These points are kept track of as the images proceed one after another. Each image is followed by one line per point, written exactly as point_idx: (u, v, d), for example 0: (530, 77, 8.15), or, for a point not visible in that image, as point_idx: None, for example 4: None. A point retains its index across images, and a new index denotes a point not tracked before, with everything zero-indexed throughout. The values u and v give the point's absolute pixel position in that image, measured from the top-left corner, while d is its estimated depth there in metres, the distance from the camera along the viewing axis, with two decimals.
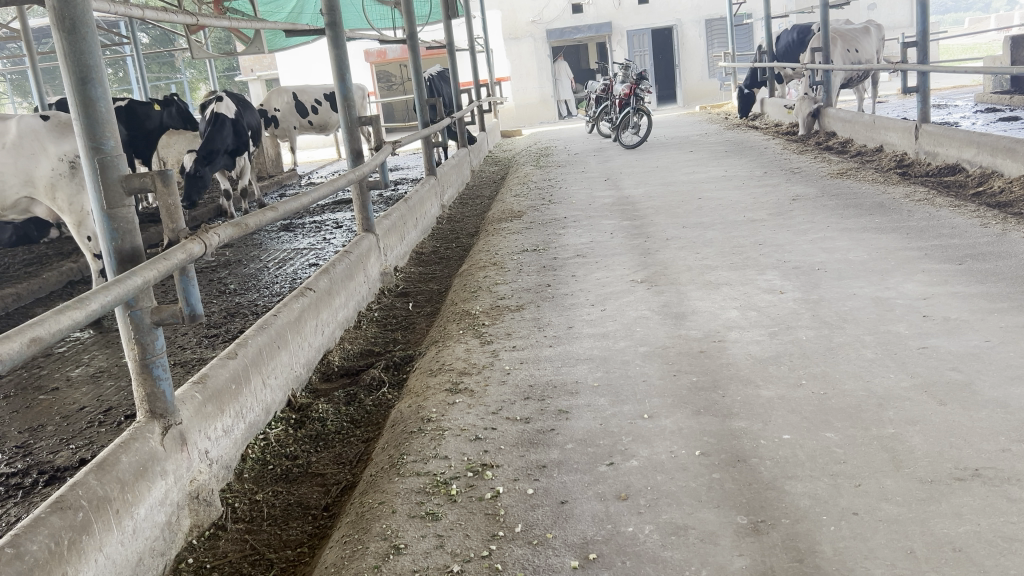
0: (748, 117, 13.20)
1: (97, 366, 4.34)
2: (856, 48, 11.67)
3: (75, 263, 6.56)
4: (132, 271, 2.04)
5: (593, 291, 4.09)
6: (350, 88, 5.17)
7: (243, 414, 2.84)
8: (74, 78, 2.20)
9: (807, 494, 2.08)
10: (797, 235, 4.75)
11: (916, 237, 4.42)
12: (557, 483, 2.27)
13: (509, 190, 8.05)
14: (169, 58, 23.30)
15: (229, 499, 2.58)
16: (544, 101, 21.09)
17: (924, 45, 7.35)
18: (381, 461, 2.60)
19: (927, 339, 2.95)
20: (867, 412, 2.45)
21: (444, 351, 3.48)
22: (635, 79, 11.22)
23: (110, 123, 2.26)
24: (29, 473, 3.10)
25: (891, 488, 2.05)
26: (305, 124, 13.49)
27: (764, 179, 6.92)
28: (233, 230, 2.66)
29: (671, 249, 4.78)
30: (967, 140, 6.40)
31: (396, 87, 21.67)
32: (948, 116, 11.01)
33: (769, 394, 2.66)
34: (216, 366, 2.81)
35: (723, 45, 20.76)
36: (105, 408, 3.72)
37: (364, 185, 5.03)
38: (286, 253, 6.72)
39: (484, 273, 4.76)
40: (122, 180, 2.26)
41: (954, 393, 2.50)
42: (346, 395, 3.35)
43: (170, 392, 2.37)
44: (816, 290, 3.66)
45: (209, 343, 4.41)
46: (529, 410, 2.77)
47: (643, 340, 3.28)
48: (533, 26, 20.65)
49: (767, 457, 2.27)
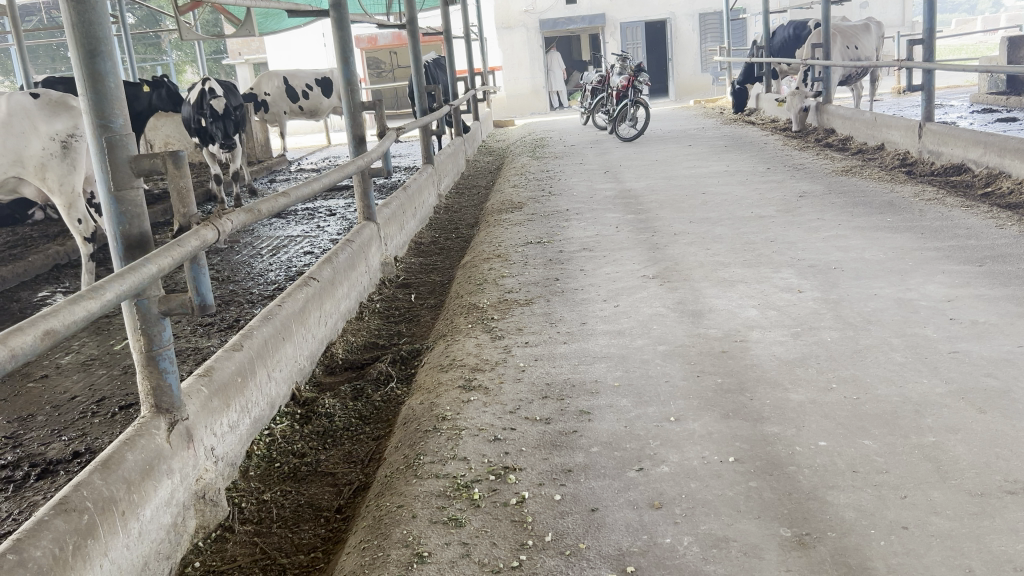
0: (743, 112, 13.11)
1: (88, 354, 4.19)
2: (856, 45, 11.67)
3: (62, 247, 6.38)
4: (145, 258, 1.91)
5: (604, 286, 3.98)
6: (353, 72, 5.01)
7: (249, 409, 2.72)
8: (82, 50, 2.06)
9: (852, 505, 1.98)
10: (808, 233, 4.66)
11: (931, 237, 4.34)
12: (585, 489, 2.17)
13: (506, 181, 7.91)
14: (156, 40, 23.02)
15: (236, 498, 2.46)
16: (536, 92, 20.92)
17: (930, 44, 7.26)
18: (395, 461, 2.48)
19: (958, 343, 2.87)
20: (905, 419, 2.36)
21: (455, 346, 3.36)
22: (633, 71, 11.03)
23: (119, 99, 2.12)
24: (19, 466, 2.96)
25: (940, 500, 1.96)
26: (296, 109, 13.30)
27: (767, 175, 6.83)
28: (246, 217, 2.53)
29: (680, 245, 4.68)
30: (972, 139, 6.33)
31: (385, 74, 21.46)
32: (944, 117, 10.95)
33: (799, 398, 2.56)
34: (221, 358, 2.68)
35: (717, 39, 20.65)
36: (98, 399, 3.58)
37: (367, 172, 4.87)
38: (280, 241, 6.56)
39: (489, 264, 4.65)
40: (131, 160, 2.13)
41: (994, 401, 2.42)
42: (352, 390, 3.22)
43: (177, 385, 2.25)
44: (835, 289, 3.58)
45: (205, 332, 4.27)
46: (549, 409, 2.66)
47: (661, 339, 3.18)
48: (526, 16, 20.54)
49: (805, 465, 2.17)
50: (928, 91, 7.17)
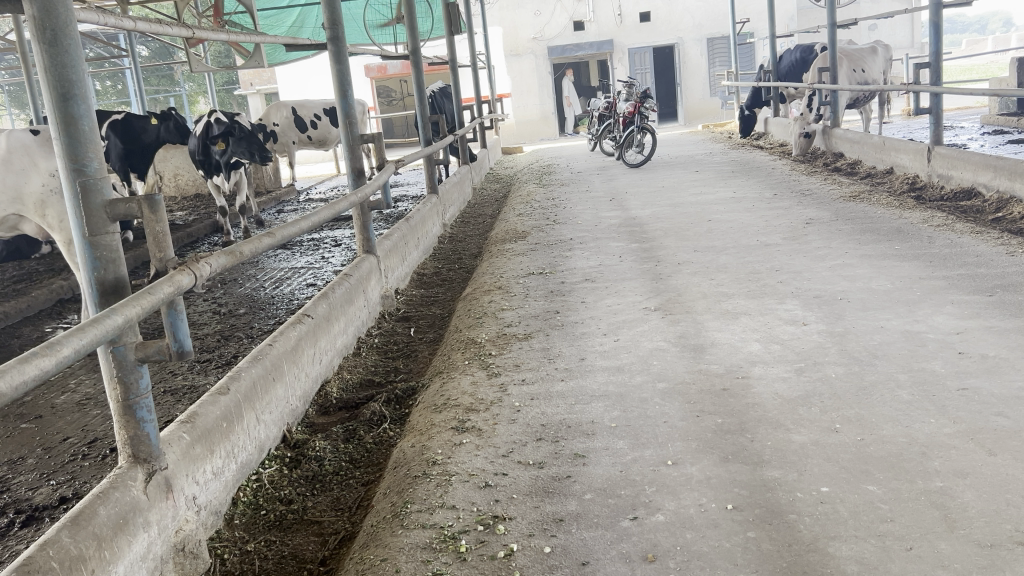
0: (749, 137, 13.13)
1: (83, 393, 4.13)
2: (863, 67, 11.63)
3: (65, 281, 6.36)
4: (111, 308, 1.87)
5: (605, 319, 3.90)
6: (352, 105, 4.99)
7: (235, 454, 2.65)
8: (54, 93, 2.03)
9: (854, 558, 1.88)
10: (813, 262, 4.57)
11: (940, 265, 4.24)
12: (577, 541, 2.08)
13: (512, 209, 7.86)
14: (168, 72, 23.37)
15: (219, 549, 2.38)
16: (545, 118, 21.01)
17: (937, 68, 7.17)
18: (383, 510, 2.41)
19: (967, 379, 2.77)
20: (910, 462, 2.27)
21: (450, 384, 3.28)
22: (639, 97, 11.00)
23: (94, 143, 2.09)
24: (4, 513, 2.89)
25: (947, 553, 1.86)
26: (304, 139, 13.31)
27: (774, 201, 6.75)
28: (227, 259, 2.49)
29: (683, 275, 4.60)
30: (982, 163, 6.25)
31: (395, 103, 21.55)
32: (954, 138, 10.87)
33: (802, 439, 2.47)
34: (206, 403, 2.60)
35: (725, 64, 20.68)
36: (89, 440, 3.51)
37: (366, 206, 4.81)
38: (283, 273, 6.52)
39: (490, 297, 4.58)
40: (106, 205, 2.10)
41: (1005, 442, 2.32)
42: (345, 431, 3.16)
43: (156, 434, 2.18)
44: (841, 321, 3.49)
45: (201, 369, 4.21)
46: (543, 453, 2.57)
47: (661, 375, 3.09)
48: (535, 43, 20.61)
49: (806, 514, 2.08)
50: (935, 114, 7.08)
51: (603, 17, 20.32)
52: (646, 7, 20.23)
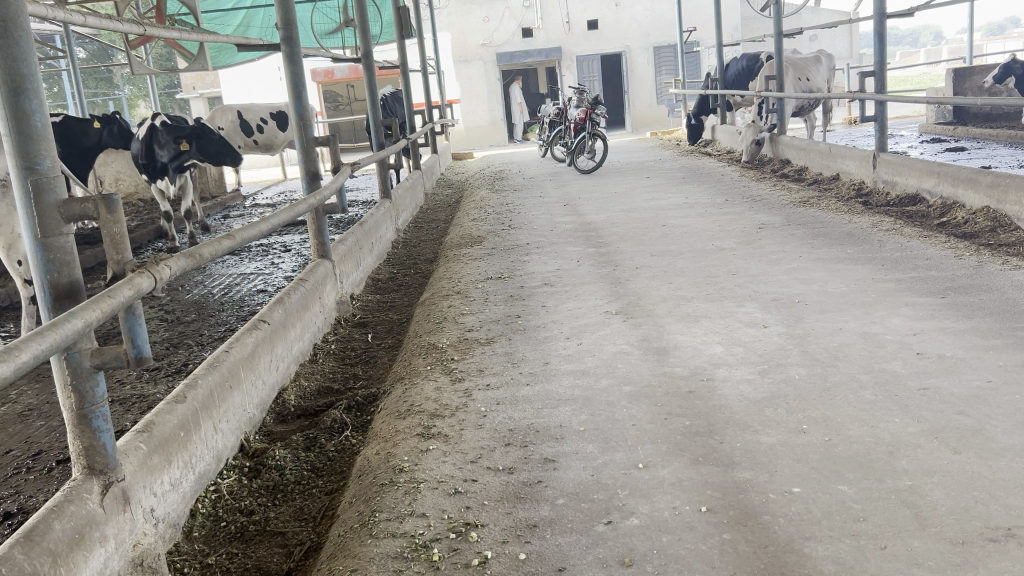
0: (697, 143, 13.35)
1: (25, 404, 3.96)
2: (807, 77, 11.88)
3: (2, 289, 6.12)
4: (69, 312, 1.78)
5: (567, 323, 3.88)
6: (306, 107, 4.89)
7: (192, 465, 2.56)
8: (4, 88, 1.94)
9: (831, 557, 1.89)
10: (768, 266, 4.62)
11: (892, 268, 4.32)
12: (552, 547, 2.04)
13: (465, 214, 7.81)
14: (106, 75, 22.74)
15: (179, 564, 2.30)
16: (494, 124, 20.99)
17: (882, 76, 7.33)
18: (350, 519, 2.34)
19: (926, 379, 2.81)
20: (879, 461, 2.29)
21: (412, 390, 3.22)
22: (590, 104, 11.04)
23: (46, 139, 2.00)
24: None
25: (921, 551, 1.88)
26: (250, 143, 13.07)
27: (725, 207, 6.82)
28: (187, 262, 2.40)
29: (642, 279, 4.61)
30: (926, 170, 6.40)
31: (342, 108, 21.34)
32: (895, 146, 11.14)
33: (770, 440, 2.48)
34: (163, 412, 2.51)
35: (672, 71, 20.91)
36: (35, 453, 3.36)
37: (320, 210, 4.72)
38: (232, 279, 6.37)
39: (449, 301, 4.53)
40: (60, 205, 2.01)
41: (969, 440, 2.35)
42: (305, 439, 3.08)
43: (112, 444, 2.08)
44: (800, 323, 3.53)
45: (150, 378, 4.07)
46: (512, 458, 2.54)
47: (626, 378, 3.08)
48: (483, 49, 20.60)
49: (780, 515, 2.08)
50: (880, 122, 7.23)
51: (551, 24, 20.42)
52: (594, 15, 20.40)
